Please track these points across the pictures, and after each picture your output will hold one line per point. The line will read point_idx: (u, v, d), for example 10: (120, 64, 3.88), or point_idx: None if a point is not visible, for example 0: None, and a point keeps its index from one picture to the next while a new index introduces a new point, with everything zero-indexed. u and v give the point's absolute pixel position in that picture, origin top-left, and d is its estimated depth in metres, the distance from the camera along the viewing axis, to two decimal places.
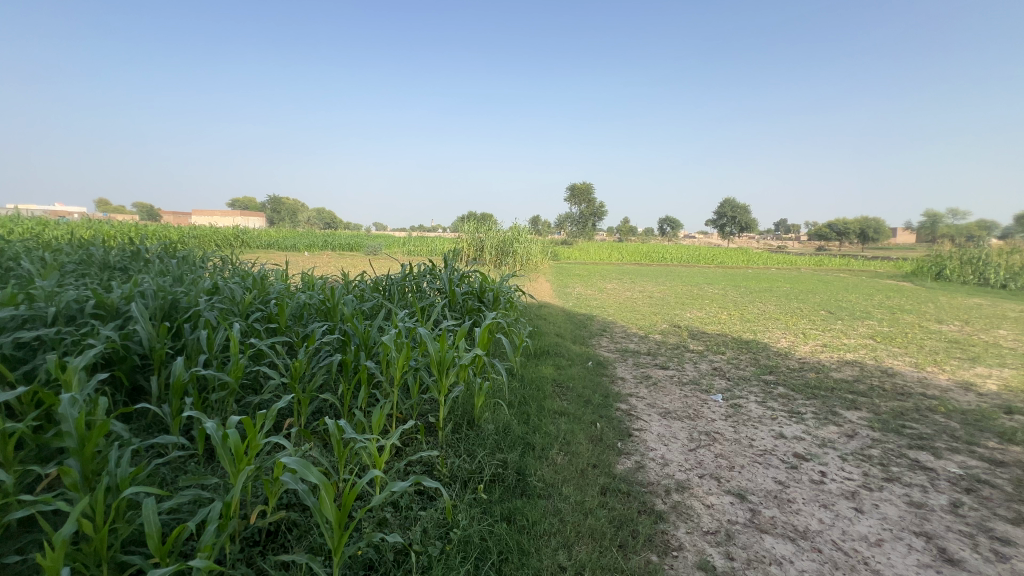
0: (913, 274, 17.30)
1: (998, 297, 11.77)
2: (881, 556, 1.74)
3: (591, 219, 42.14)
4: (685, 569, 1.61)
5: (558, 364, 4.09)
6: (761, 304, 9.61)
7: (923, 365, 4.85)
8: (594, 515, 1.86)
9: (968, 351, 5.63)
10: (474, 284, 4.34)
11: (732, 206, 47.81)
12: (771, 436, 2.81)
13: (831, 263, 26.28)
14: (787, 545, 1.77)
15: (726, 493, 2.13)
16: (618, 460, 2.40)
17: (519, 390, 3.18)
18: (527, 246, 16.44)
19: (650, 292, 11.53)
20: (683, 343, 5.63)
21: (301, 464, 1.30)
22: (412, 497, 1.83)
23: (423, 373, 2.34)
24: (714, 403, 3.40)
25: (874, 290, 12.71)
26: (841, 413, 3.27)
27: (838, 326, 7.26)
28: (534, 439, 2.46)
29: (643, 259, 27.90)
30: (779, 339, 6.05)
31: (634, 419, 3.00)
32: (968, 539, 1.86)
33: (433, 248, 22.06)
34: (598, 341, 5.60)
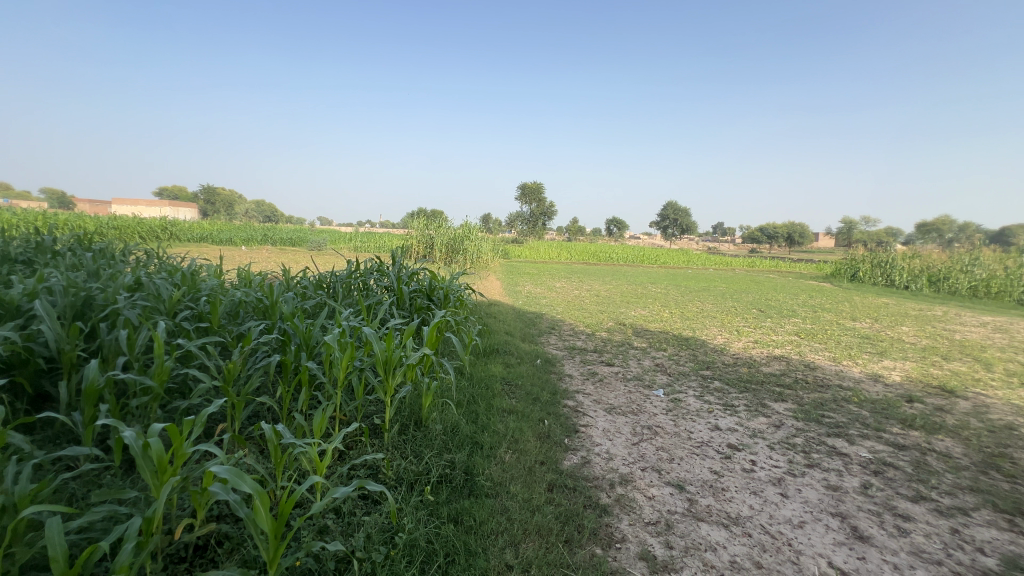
0: (832, 276, 18.91)
1: (901, 296, 13.11)
2: (803, 537, 1.88)
3: (541, 218, 42.62)
4: (627, 560, 1.66)
5: (507, 362, 4.10)
6: (700, 303, 10.14)
7: (838, 358, 5.31)
8: (541, 511, 1.88)
9: (877, 346, 6.22)
10: (423, 282, 4.27)
11: (674, 209, 50.07)
12: (708, 428, 2.97)
13: (762, 264, 28.18)
14: (721, 532, 1.87)
15: (666, 485, 2.23)
16: (566, 456, 2.45)
17: (468, 389, 3.17)
18: (479, 244, 16.38)
19: (597, 291, 11.84)
20: (628, 340, 5.84)
21: (232, 473, 1.21)
22: (355, 503, 1.77)
23: (368, 373, 2.26)
24: (656, 398, 3.55)
25: (799, 291, 13.75)
26: (769, 404, 3.51)
27: (768, 323, 7.79)
28: (483, 438, 2.46)
29: (591, 258, 28.65)
30: (716, 335, 6.41)
31: (580, 415, 3.06)
32: (876, 517, 2.05)
33: (381, 245, 21.55)
34: (547, 339, 5.69)
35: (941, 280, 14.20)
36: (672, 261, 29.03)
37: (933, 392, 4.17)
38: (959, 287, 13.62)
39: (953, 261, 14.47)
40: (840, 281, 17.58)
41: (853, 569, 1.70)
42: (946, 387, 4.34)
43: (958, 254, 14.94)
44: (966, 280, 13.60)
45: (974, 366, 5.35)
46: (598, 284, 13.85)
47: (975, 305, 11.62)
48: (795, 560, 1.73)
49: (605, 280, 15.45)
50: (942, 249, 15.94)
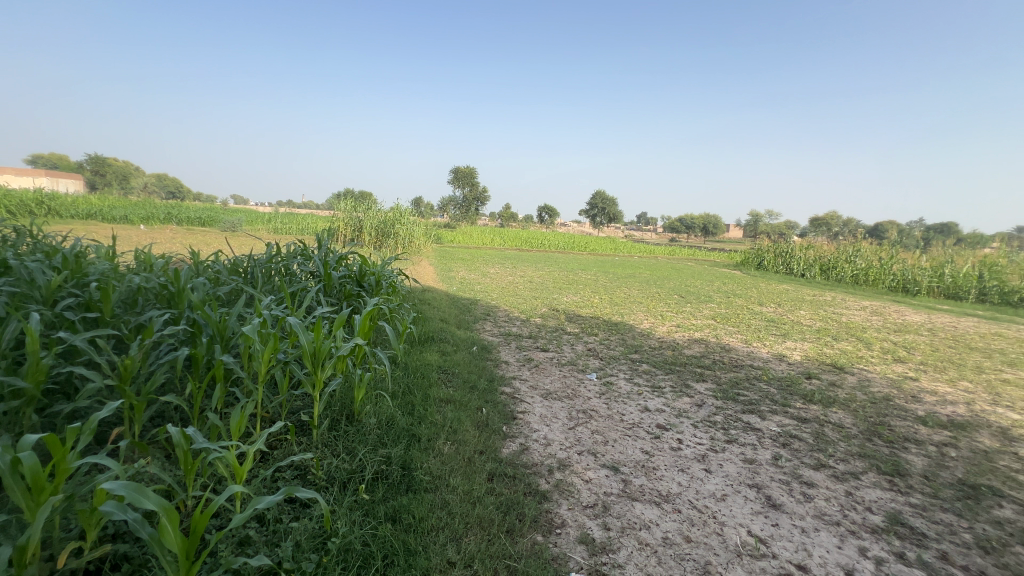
0: (742, 265, 20.65)
1: (798, 284, 14.56)
2: (725, 509, 2.02)
3: (474, 203, 42.39)
4: (568, 545, 1.69)
5: (443, 350, 4.03)
6: (627, 289, 10.63)
7: (749, 340, 5.80)
8: (482, 503, 1.86)
9: (780, 328, 6.88)
10: (352, 266, 4.06)
11: (603, 198, 51.87)
12: (638, 409, 3.11)
13: (682, 253, 30.12)
14: (654, 510, 1.96)
15: (602, 467, 2.30)
16: (504, 444, 2.44)
17: (402, 379, 3.07)
18: (410, 228, 15.93)
19: (529, 277, 11.99)
20: (561, 325, 5.97)
21: (131, 488, 1.06)
22: (281, 509, 1.64)
23: (294, 367, 2.09)
24: (589, 382, 3.66)
25: (713, 277, 14.85)
26: (692, 385, 3.75)
27: (687, 308, 8.34)
28: (420, 430, 2.39)
29: (523, 244, 29.06)
30: (642, 320, 6.75)
31: (518, 402, 3.08)
32: (786, 485, 2.26)
33: (304, 227, 20.32)
34: (482, 325, 5.67)
35: (829, 269, 15.97)
36: (601, 249, 30.14)
37: (825, 369, 4.69)
38: (844, 275, 15.37)
39: (839, 252, 16.27)
40: (748, 269, 19.25)
41: (768, 535, 1.86)
42: (836, 364, 4.89)
43: (843, 244, 16.85)
44: (849, 268, 15.37)
45: (858, 345, 6.08)
46: (531, 270, 14.03)
47: (855, 292, 13.20)
48: (719, 532, 1.86)
49: (537, 266, 15.65)
50: (831, 241, 17.92)
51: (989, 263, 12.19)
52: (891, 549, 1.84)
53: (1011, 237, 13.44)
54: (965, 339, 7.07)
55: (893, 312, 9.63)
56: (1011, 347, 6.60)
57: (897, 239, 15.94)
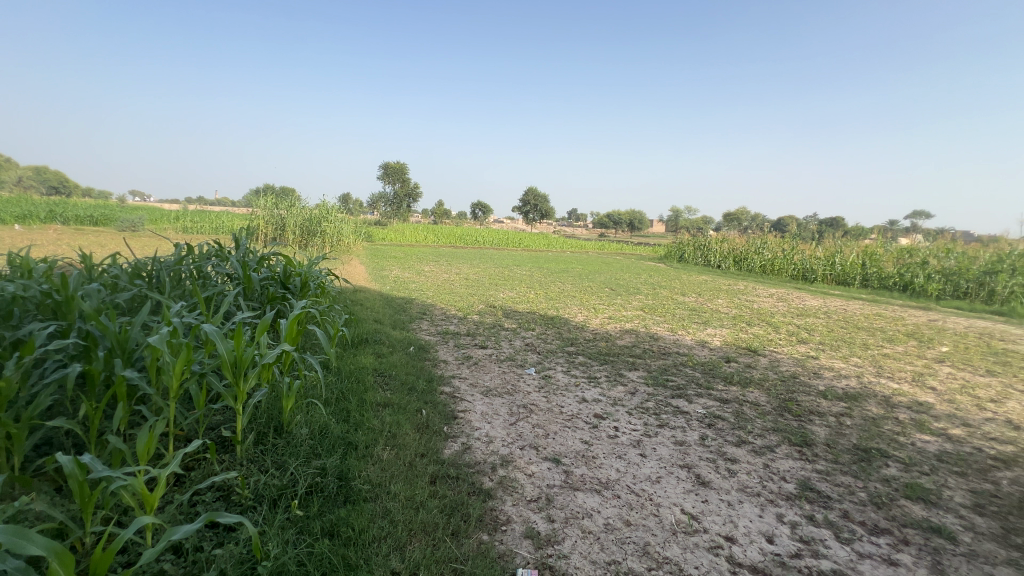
0: (666, 258, 21.94)
1: (714, 275, 15.64)
2: (661, 491, 2.13)
3: (406, 200, 41.44)
4: (513, 541, 1.70)
5: (378, 351, 3.90)
6: (561, 283, 10.90)
7: (675, 329, 6.17)
8: (425, 507, 1.81)
9: (702, 316, 7.38)
10: (275, 267, 3.80)
11: (535, 195, 52.69)
12: (577, 401, 3.19)
13: (611, 247, 31.41)
14: (595, 498, 2.02)
15: (544, 460, 2.33)
16: (446, 444, 2.40)
17: (335, 385, 2.92)
18: (338, 226, 15.24)
19: (466, 274, 11.92)
20: (499, 322, 5.98)
21: (11, 533, 0.92)
22: (200, 536, 1.49)
23: (212, 378, 1.91)
24: (528, 376, 3.71)
25: (640, 270, 15.60)
26: (625, 374, 3.92)
27: (618, 300, 8.70)
28: (356, 437, 2.28)
29: (458, 241, 28.89)
30: (577, 313, 6.95)
31: (458, 401, 3.04)
32: (713, 463, 2.42)
33: (219, 226, 18.82)
34: (419, 325, 5.54)
35: (742, 260, 17.39)
36: (536, 245, 30.62)
37: (741, 352, 5.08)
38: (754, 265, 16.81)
39: (749, 244, 17.76)
40: (672, 262, 20.49)
41: (699, 512, 1.99)
42: (751, 348, 5.31)
43: (752, 237, 18.40)
44: (758, 259, 16.77)
45: (768, 329, 6.67)
46: (467, 267, 13.97)
47: (763, 281, 14.41)
48: (656, 513, 1.95)
49: (473, 263, 15.63)
50: (742, 234, 19.50)
51: (871, 252, 13.49)
52: (803, 512, 2.03)
53: (887, 229, 15.26)
54: (854, 320, 7.99)
55: (796, 298, 10.67)
56: (889, 326, 7.52)
57: (797, 232, 17.63)
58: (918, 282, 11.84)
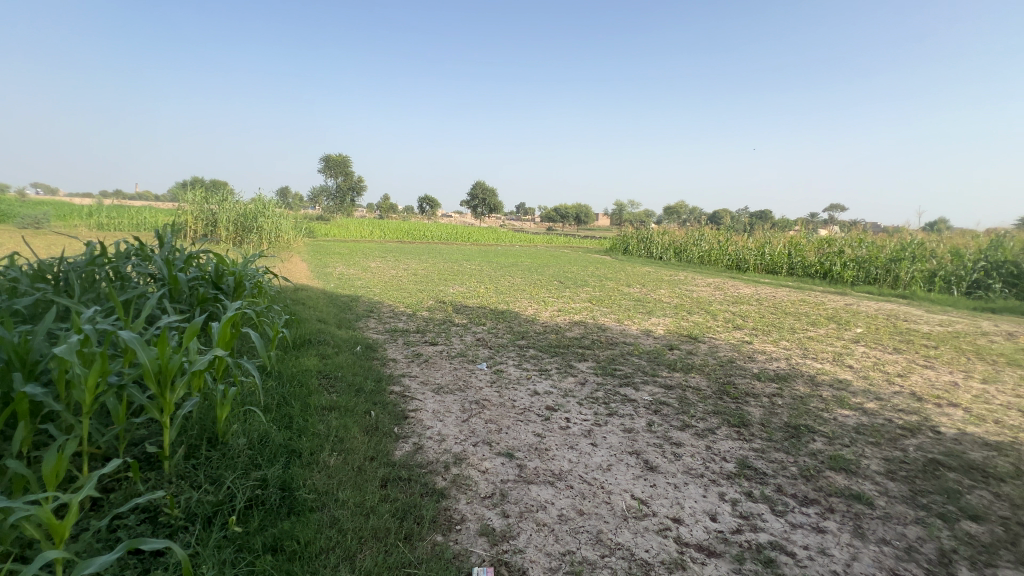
0: (612, 251, 22.59)
1: (656, 266, 16.26)
2: (611, 478, 2.19)
3: (350, 194, 39.98)
4: (468, 540, 1.68)
5: (322, 352, 3.74)
6: (510, 277, 10.94)
7: (621, 319, 6.36)
8: (376, 513, 1.76)
9: (646, 306, 7.66)
10: (205, 267, 3.54)
11: (483, 189, 52.47)
12: (529, 394, 3.21)
13: (559, 240, 31.91)
14: (549, 490, 2.05)
15: (498, 455, 2.33)
16: (397, 446, 2.34)
17: (276, 390, 2.77)
18: (276, 221, 14.46)
19: (414, 270, 11.69)
20: (449, 317, 5.91)
21: None
22: (123, 565, 1.37)
23: (134, 390, 1.74)
24: (480, 371, 3.70)
25: (587, 263, 15.95)
26: (576, 365, 4.00)
27: (567, 293, 8.86)
28: (300, 444, 2.18)
29: (405, 236, 28.26)
30: (527, 307, 7.00)
31: (409, 400, 2.97)
32: (659, 448, 2.52)
33: (141, 224, 17.33)
34: (365, 323, 5.37)
35: (682, 252, 18.22)
36: (484, 239, 30.53)
37: (683, 340, 5.33)
38: (693, 256, 17.67)
39: (688, 236, 18.64)
40: (617, 255, 21.15)
41: (648, 496, 2.06)
42: (691, 335, 5.58)
43: (690, 229, 19.31)
44: (696, 251, 17.60)
45: (707, 317, 7.03)
46: (415, 263, 13.71)
47: (701, 271, 15.13)
48: (607, 501, 2.01)
49: (421, 259, 15.35)
50: (682, 227, 20.42)
51: (795, 242, 14.52)
52: (742, 490, 2.16)
53: (809, 221, 16.46)
54: (782, 306, 8.60)
55: (731, 287, 11.32)
56: (812, 310, 8.15)
57: (731, 224, 18.69)
58: (836, 269, 12.86)
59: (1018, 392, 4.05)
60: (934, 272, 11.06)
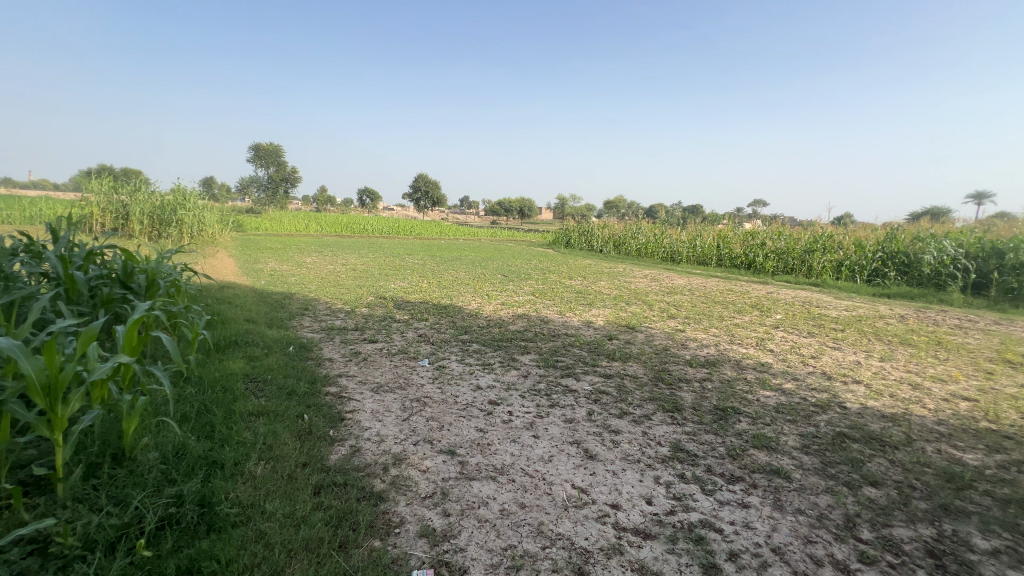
0: (555, 244, 22.98)
1: (597, 258, 16.72)
2: (553, 469, 2.22)
3: (282, 184, 37.78)
4: (407, 543, 1.64)
5: (250, 354, 3.49)
6: (454, 271, 10.82)
7: (563, 312, 6.48)
8: (308, 522, 1.67)
9: (587, 298, 7.86)
10: (111, 264, 3.18)
11: (425, 181, 51.46)
12: (471, 389, 3.19)
13: (503, 234, 31.99)
14: (491, 485, 2.04)
15: (439, 453, 2.29)
16: (332, 450, 2.24)
17: (196, 397, 2.55)
18: (199, 213, 13.39)
19: (353, 265, 11.27)
20: (390, 314, 5.74)
21: None
22: None
23: (17, 406, 1.53)
24: (422, 368, 3.62)
25: (531, 256, 16.11)
26: (518, 358, 4.02)
27: (510, 286, 8.90)
28: (223, 455, 2.02)
29: (344, 229, 27.17)
30: (470, 301, 6.95)
31: (346, 401, 2.85)
32: (599, 436, 2.59)
33: (35, 216, 15.42)
34: (300, 321, 5.09)
35: (621, 245, 18.87)
36: (428, 233, 30.01)
37: (622, 330, 5.51)
38: (631, 249, 18.35)
39: (626, 230, 19.33)
40: (559, 248, 21.55)
41: (588, 485, 2.11)
42: (630, 325, 5.79)
43: (629, 223, 20.03)
44: (634, 244, 18.30)
45: (644, 307, 7.33)
46: (354, 257, 13.22)
47: (638, 263, 15.74)
48: (548, 492, 2.03)
49: (361, 253, 14.83)
50: (621, 220, 21.13)
51: (723, 235, 15.48)
52: (675, 472, 2.26)
53: (735, 216, 17.56)
54: (712, 295, 9.13)
55: (666, 278, 11.88)
56: (738, 299, 8.73)
57: (666, 217, 19.59)
58: (759, 261, 13.84)
59: (909, 368, 4.55)
60: (841, 262, 12.16)
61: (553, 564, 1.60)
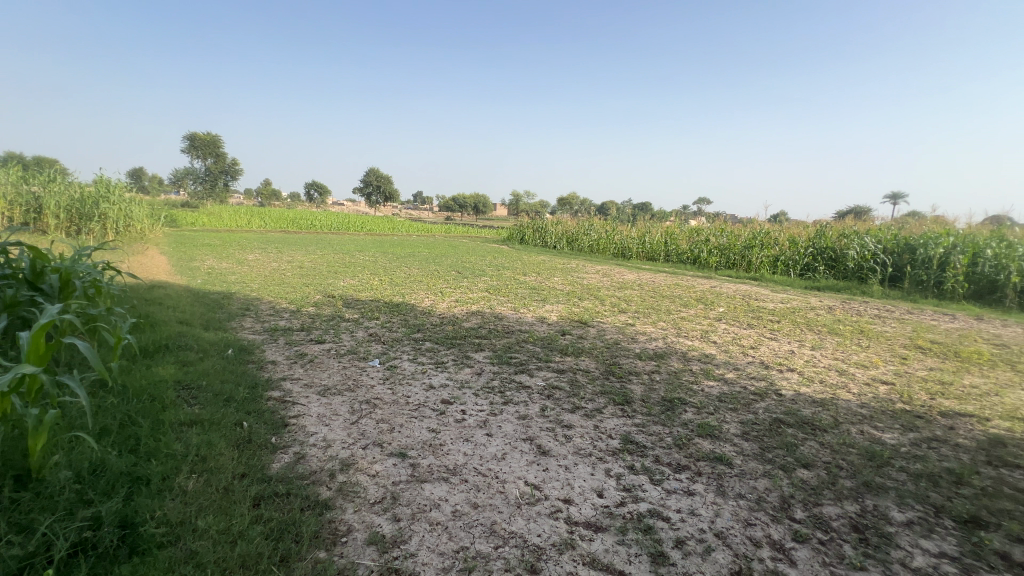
0: (509, 240, 23.05)
1: (551, 255, 16.90)
2: (506, 467, 2.21)
3: (221, 177, 35.58)
4: (355, 552, 1.58)
5: (183, 359, 3.26)
6: (406, 268, 10.61)
7: (518, 308, 6.49)
8: (245, 538, 1.57)
9: (541, 294, 7.92)
10: (16, 263, 2.86)
11: (376, 176, 50.09)
12: (423, 389, 3.13)
13: (457, 230, 31.73)
14: (443, 486, 2.01)
15: (390, 456, 2.23)
16: (274, 458, 2.12)
17: (117, 408, 2.35)
18: (125, 207, 12.36)
19: (300, 262, 10.79)
20: (338, 313, 5.53)
21: None
22: None
23: None
24: (372, 368, 3.51)
25: (485, 253, 16.05)
26: (472, 355, 3.99)
27: (465, 283, 8.83)
28: (149, 470, 1.87)
29: (289, 225, 25.99)
30: (424, 298, 6.83)
31: (289, 406, 2.72)
32: (551, 432, 2.61)
33: None
34: (240, 323, 4.80)
35: (574, 241, 19.18)
36: (379, 228, 29.27)
37: (575, 325, 5.59)
38: (584, 245, 18.71)
39: (579, 226, 19.68)
40: (514, 244, 21.64)
41: (541, 481, 2.12)
42: (582, 320, 5.89)
43: (581, 219, 20.39)
44: (587, 240, 18.66)
45: (596, 302, 7.48)
46: (301, 254, 12.67)
47: (591, 259, 16.06)
48: (501, 490, 2.02)
49: (308, 249, 14.22)
50: (573, 217, 21.48)
51: (670, 232, 16.07)
52: (625, 464, 2.32)
53: (682, 213, 18.29)
54: (660, 290, 9.47)
55: (617, 273, 12.20)
56: (684, 293, 9.10)
57: (617, 214, 20.11)
58: (704, 256, 14.48)
59: (836, 356, 4.91)
60: (777, 258, 12.95)
61: (506, 564, 1.59)
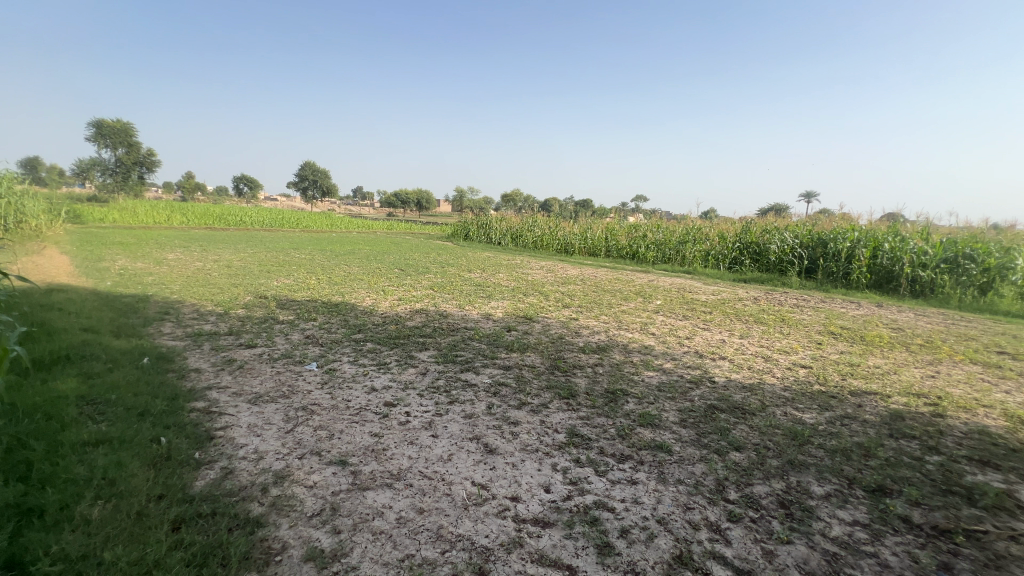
0: (454, 236, 22.81)
1: (495, 251, 16.93)
2: (452, 468, 2.17)
3: (133, 169, 32.43)
4: (291, 571, 1.48)
5: (88, 371, 2.93)
6: (346, 266, 10.20)
7: (463, 305, 6.42)
8: (162, 567, 1.43)
9: (487, 291, 7.89)
10: None
11: (312, 170, 47.78)
12: (365, 392, 3.01)
13: (400, 226, 30.98)
14: (386, 493, 1.94)
15: (329, 465, 2.12)
16: (197, 476, 1.95)
17: (4, 430, 2.06)
18: (16, 201, 10.94)
19: (227, 261, 10.06)
20: (271, 314, 5.21)
21: None
22: None
23: None
24: (309, 372, 3.33)
25: (429, 250, 15.76)
26: (416, 355, 3.89)
27: (408, 281, 8.62)
28: (43, 499, 1.66)
29: (215, 221, 24.18)
30: (365, 297, 6.59)
31: (216, 417, 2.51)
32: (498, 429, 2.60)
33: None
34: (157, 328, 4.39)
35: (518, 237, 19.30)
36: (316, 224, 27.95)
37: (520, 321, 5.62)
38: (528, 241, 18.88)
39: (523, 223, 19.84)
40: (458, 241, 21.45)
41: (488, 480, 2.10)
42: (528, 316, 5.92)
43: (525, 215, 20.56)
44: (531, 236, 18.85)
45: (541, 298, 7.57)
46: (229, 253, 11.81)
47: (535, 255, 16.26)
48: (448, 492, 1.98)
49: (237, 247, 13.30)
50: (517, 213, 21.61)
51: (611, 228, 16.58)
52: (571, 457, 2.35)
53: (621, 209, 18.94)
54: (602, 284, 9.74)
55: (561, 269, 12.42)
56: (625, 287, 9.42)
57: (560, 211, 20.47)
58: (642, 251, 15.08)
59: (762, 343, 5.27)
60: (708, 252, 13.73)
61: (453, 568, 1.56)
